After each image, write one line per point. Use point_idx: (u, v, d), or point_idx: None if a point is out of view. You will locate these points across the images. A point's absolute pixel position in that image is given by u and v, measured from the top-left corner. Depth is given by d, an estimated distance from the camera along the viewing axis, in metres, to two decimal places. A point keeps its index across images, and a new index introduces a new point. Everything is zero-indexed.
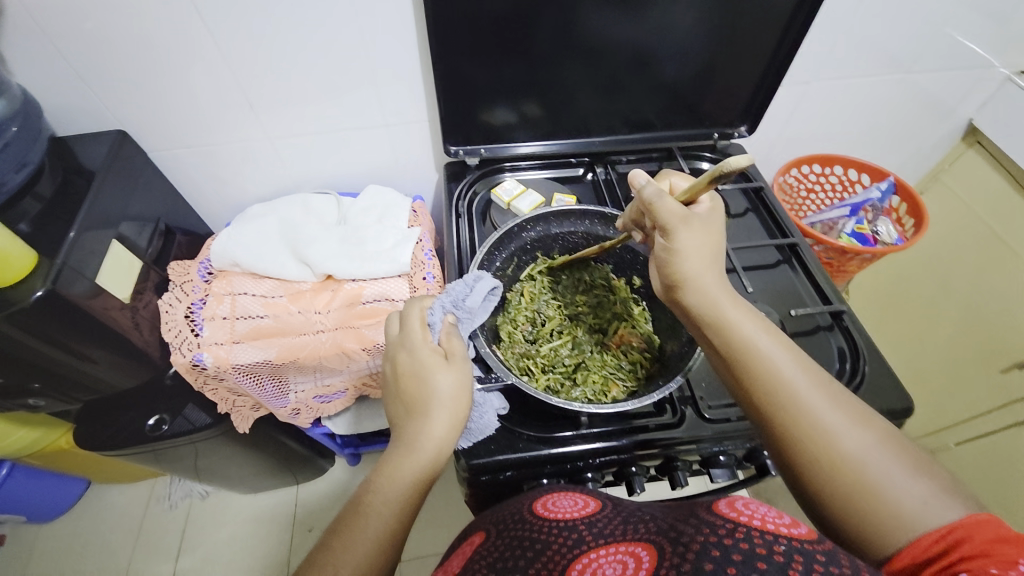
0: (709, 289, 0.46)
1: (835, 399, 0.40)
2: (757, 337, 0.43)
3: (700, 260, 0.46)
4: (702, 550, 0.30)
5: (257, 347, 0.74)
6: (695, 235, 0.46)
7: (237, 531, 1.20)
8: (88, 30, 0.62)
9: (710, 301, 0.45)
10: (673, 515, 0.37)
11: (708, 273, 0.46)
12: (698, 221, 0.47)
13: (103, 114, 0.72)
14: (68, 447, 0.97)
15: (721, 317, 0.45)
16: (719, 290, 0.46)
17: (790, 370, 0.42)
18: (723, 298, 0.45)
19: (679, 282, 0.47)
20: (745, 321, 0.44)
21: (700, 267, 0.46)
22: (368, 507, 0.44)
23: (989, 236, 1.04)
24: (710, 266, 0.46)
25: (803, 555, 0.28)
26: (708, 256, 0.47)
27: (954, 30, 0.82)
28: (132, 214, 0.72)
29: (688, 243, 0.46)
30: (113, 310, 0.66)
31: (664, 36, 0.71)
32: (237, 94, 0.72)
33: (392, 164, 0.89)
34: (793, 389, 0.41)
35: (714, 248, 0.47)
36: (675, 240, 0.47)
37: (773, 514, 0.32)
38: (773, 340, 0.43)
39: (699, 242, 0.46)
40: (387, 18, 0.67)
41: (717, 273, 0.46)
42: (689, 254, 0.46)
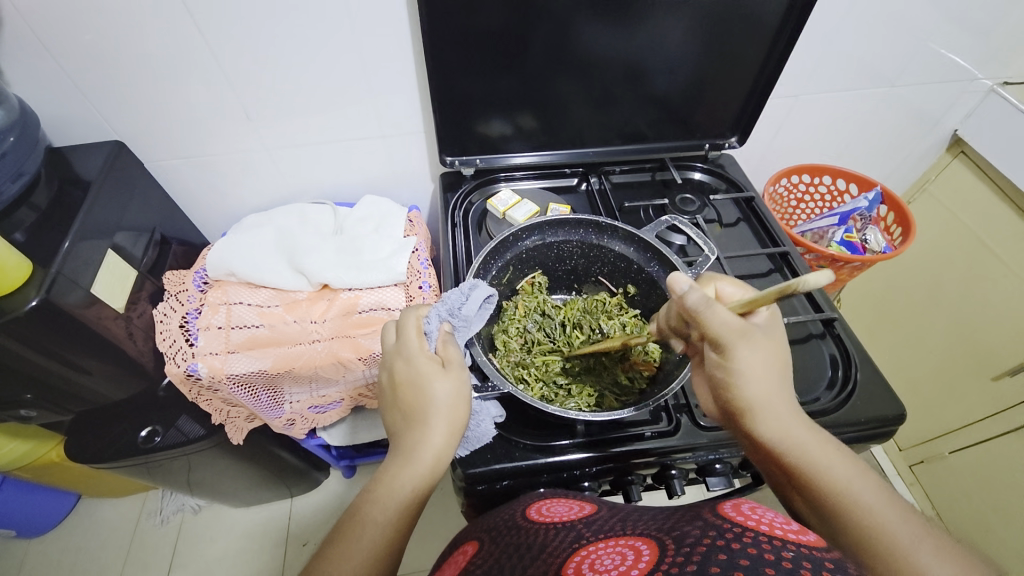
0: (779, 416, 0.44)
1: (947, 552, 0.36)
2: (840, 472, 0.41)
3: (764, 379, 0.45)
4: (708, 553, 0.30)
5: (252, 356, 0.74)
6: (757, 354, 0.45)
7: (229, 545, 1.18)
8: (87, 42, 0.62)
9: (785, 430, 0.44)
10: (673, 518, 0.37)
11: (774, 394, 0.45)
12: (757, 335, 0.46)
13: (100, 124, 0.72)
14: (59, 460, 0.96)
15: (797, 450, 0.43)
16: (790, 418, 0.44)
17: (889, 518, 0.38)
18: (800, 429, 0.44)
19: (745, 408, 0.45)
20: (827, 457, 0.42)
21: (765, 391, 0.45)
22: (365, 515, 0.43)
23: (977, 244, 1.06)
24: (775, 388, 0.45)
25: (812, 561, 0.29)
26: (776, 380, 0.45)
27: (936, 44, 0.84)
28: (127, 224, 0.73)
29: (750, 362, 0.45)
30: (108, 320, 0.65)
31: (656, 49, 0.72)
32: (234, 105, 0.73)
33: (387, 174, 0.89)
34: (900, 541, 0.37)
35: (777, 366, 0.46)
36: (734, 358, 0.45)
37: (780, 521, 0.33)
38: (861, 477, 0.41)
39: (763, 361, 0.45)
40: (383, 32, 0.68)
41: (783, 395, 0.45)
42: (751, 374, 0.45)
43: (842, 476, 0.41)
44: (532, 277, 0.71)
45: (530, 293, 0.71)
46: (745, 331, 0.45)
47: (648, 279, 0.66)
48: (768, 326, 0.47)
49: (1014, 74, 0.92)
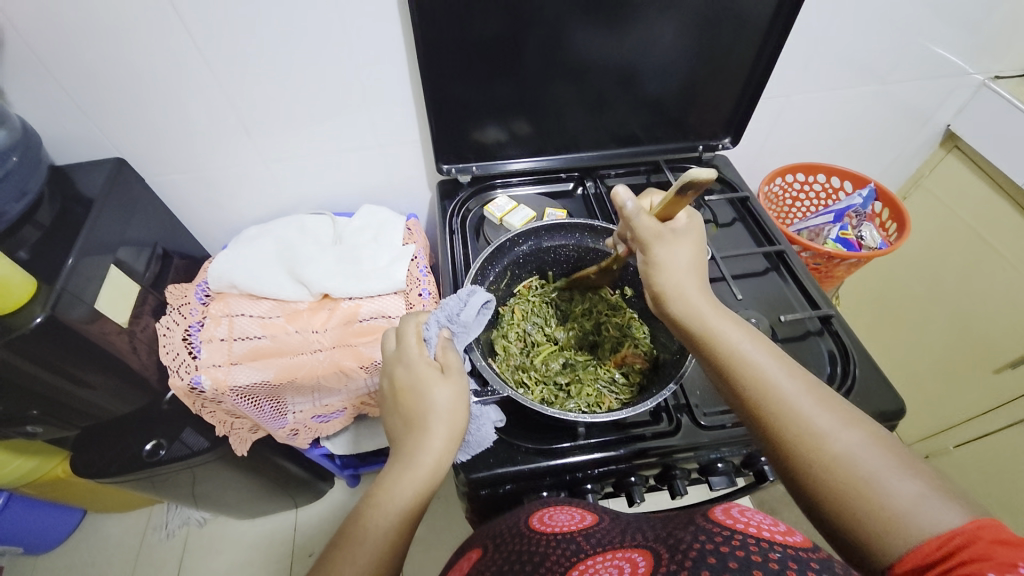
0: (693, 302, 0.48)
1: (820, 399, 0.40)
2: (742, 343, 0.45)
3: (683, 271, 0.49)
4: (699, 556, 0.31)
5: (255, 368, 0.75)
6: (678, 249, 0.49)
7: (235, 558, 1.18)
8: (86, 62, 0.63)
9: (696, 313, 0.47)
10: (671, 525, 0.37)
11: (693, 283, 0.48)
12: (676, 235, 0.50)
13: (100, 141, 0.73)
14: (64, 476, 0.97)
15: (709, 327, 0.46)
16: (703, 301, 0.48)
17: (777, 375, 0.42)
18: (708, 307, 0.47)
19: (664, 296, 0.49)
20: (728, 328, 0.46)
21: (685, 280, 0.49)
22: (367, 519, 0.44)
23: (973, 237, 1.07)
24: (693, 277, 0.49)
25: (797, 562, 0.29)
26: (690, 270, 0.49)
27: (924, 39, 0.85)
28: (129, 239, 0.73)
29: (672, 256, 0.49)
30: (111, 335, 0.66)
31: (647, 53, 0.73)
32: (232, 118, 0.74)
33: (385, 184, 0.90)
34: (787, 397, 0.41)
35: (696, 261, 0.50)
36: (657, 255, 0.49)
37: (767, 523, 0.33)
38: (761, 347, 0.44)
39: (679, 255, 0.49)
40: (378, 44, 0.69)
41: (699, 283, 0.49)
42: (671, 269, 0.49)
43: (745, 347, 0.44)
44: (528, 281, 0.72)
45: (526, 296, 0.71)
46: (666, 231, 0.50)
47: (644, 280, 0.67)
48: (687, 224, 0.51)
49: (1006, 68, 0.93)
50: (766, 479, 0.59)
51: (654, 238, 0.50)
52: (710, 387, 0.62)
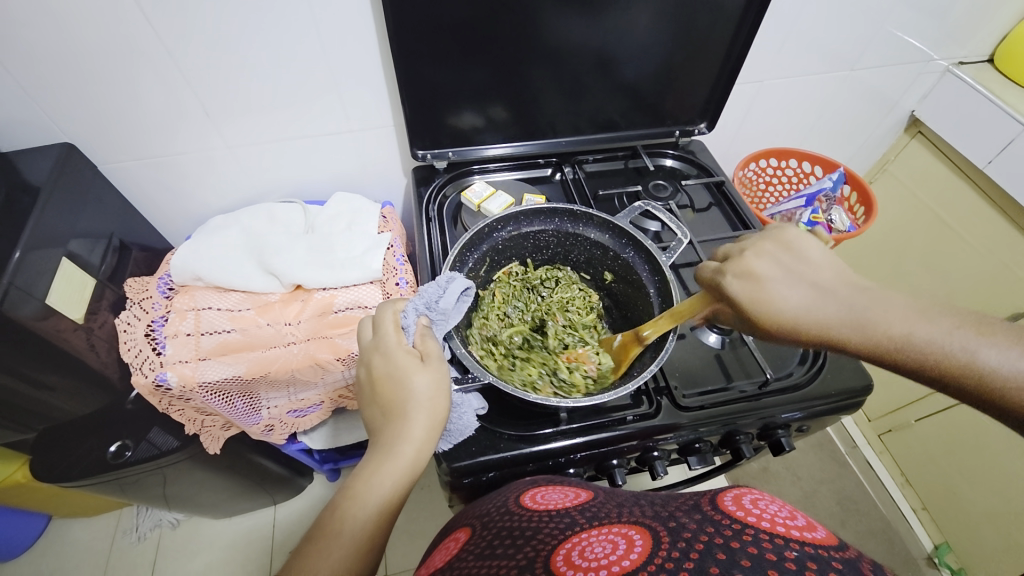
0: (811, 312, 0.44)
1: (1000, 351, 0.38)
2: (873, 304, 0.43)
3: (781, 276, 0.46)
4: (705, 550, 0.31)
5: (225, 363, 0.72)
6: (764, 261, 0.47)
7: (211, 558, 1.15)
8: (28, 41, 0.59)
9: (824, 320, 0.44)
10: (670, 505, 0.38)
11: (805, 284, 0.45)
12: (774, 277, 0.46)
13: (47, 126, 0.68)
14: (25, 481, 0.92)
15: (847, 323, 0.43)
16: (821, 304, 0.44)
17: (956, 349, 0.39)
18: (855, 314, 0.43)
19: (805, 328, 0.45)
20: (887, 319, 0.42)
21: (788, 294, 0.45)
22: (344, 511, 0.43)
23: (935, 219, 1.12)
24: (796, 276, 0.46)
25: (817, 561, 0.29)
26: (786, 285, 0.46)
27: (893, 26, 0.87)
28: (82, 231, 0.69)
29: (760, 271, 0.47)
30: (67, 332, 0.63)
31: (624, 38, 0.72)
32: (192, 100, 0.70)
33: (357, 169, 0.87)
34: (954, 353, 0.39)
35: (790, 260, 0.47)
36: (747, 275, 0.47)
37: (784, 515, 0.33)
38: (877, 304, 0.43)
39: (770, 270, 0.47)
40: (347, 25, 0.67)
41: (806, 284, 0.45)
42: (767, 287, 0.46)
43: (886, 318, 0.42)
44: (509, 266, 0.71)
45: (506, 280, 0.70)
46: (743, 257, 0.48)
47: (623, 265, 0.67)
48: (772, 228, 0.50)
49: (968, 54, 0.96)
50: (742, 457, 0.60)
51: (736, 272, 0.48)
52: (688, 369, 0.63)
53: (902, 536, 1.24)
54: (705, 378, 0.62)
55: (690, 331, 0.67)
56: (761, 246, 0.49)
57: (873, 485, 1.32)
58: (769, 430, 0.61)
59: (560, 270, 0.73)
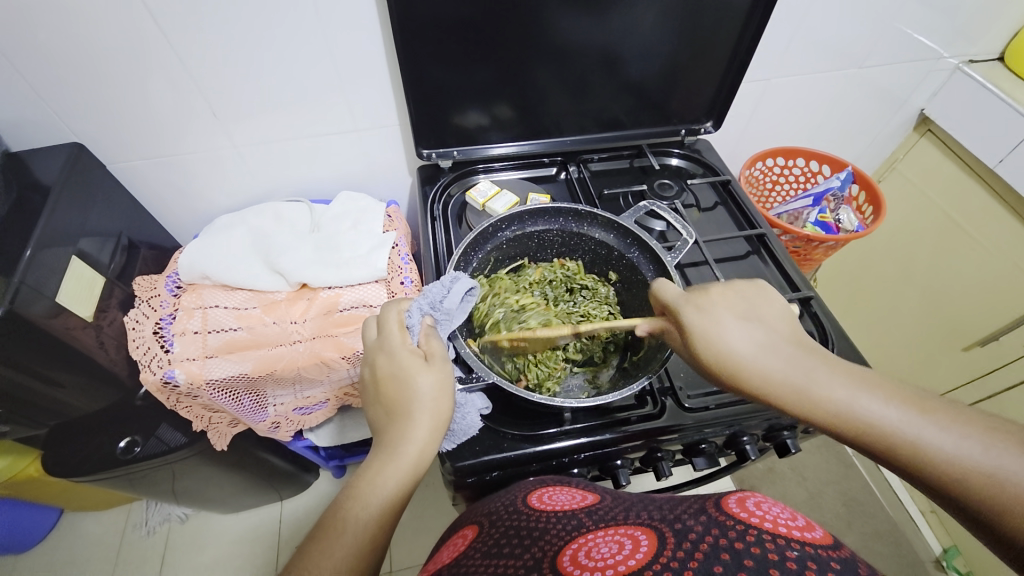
0: (755, 359, 0.45)
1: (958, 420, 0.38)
2: (815, 362, 0.44)
3: (737, 322, 0.47)
4: (711, 552, 0.31)
5: (232, 361, 0.72)
6: (723, 302, 0.49)
7: (218, 553, 1.16)
8: (38, 42, 0.59)
9: (767, 371, 0.44)
10: (677, 508, 0.38)
11: (758, 333, 0.47)
12: (730, 318, 0.48)
13: (57, 125, 0.68)
14: (36, 476, 0.93)
15: (788, 375, 0.44)
16: (767, 354, 0.45)
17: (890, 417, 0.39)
18: (799, 370, 0.44)
19: (750, 377, 0.45)
20: (827, 379, 0.42)
21: (740, 337, 0.46)
22: (348, 510, 0.43)
23: (944, 218, 1.10)
24: (750, 324, 0.47)
25: (817, 561, 0.29)
26: (740, 330, 0.47)
27: (903, 24, 0.86)
28: (91, 230, 0.70)
29: (717, 310, 0.48)
30: (76, 330, 0.63)
31: (629, 37, 0.72)
32: (199, 100, 0.70)
33: (364, 169, 0.88)
34: (884, 423, 0.39)
35: (745, 308, 0.48)
36: (705, 310, 0.48)
37: (784, 516, 0.33)
38: (823, 364, 0.44)
39: (726, 312, 0.48)
40: (353, 27, 0.67)
41: (758, 333, 0.47)
42: (721, 325, 0.47)
43: (822, 378, 0.43)
44: (566, 260, 0.72)
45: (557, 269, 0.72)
46: (706, 296, 0.49)
47: (628, 265, 0.67)
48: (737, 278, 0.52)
49: (978, 52, 0.95)
50: (747, 459, 0.60)
51: (695, 306, 0.49)
52: (693, 369, 0.63)
53: (910, 539, 1.23)
54: None
55: None
56: (725, 287, 0.50)
57: (880, 487, 1.31)
58: (775, 431, 0.61)
59: (603, 286, 0.71)
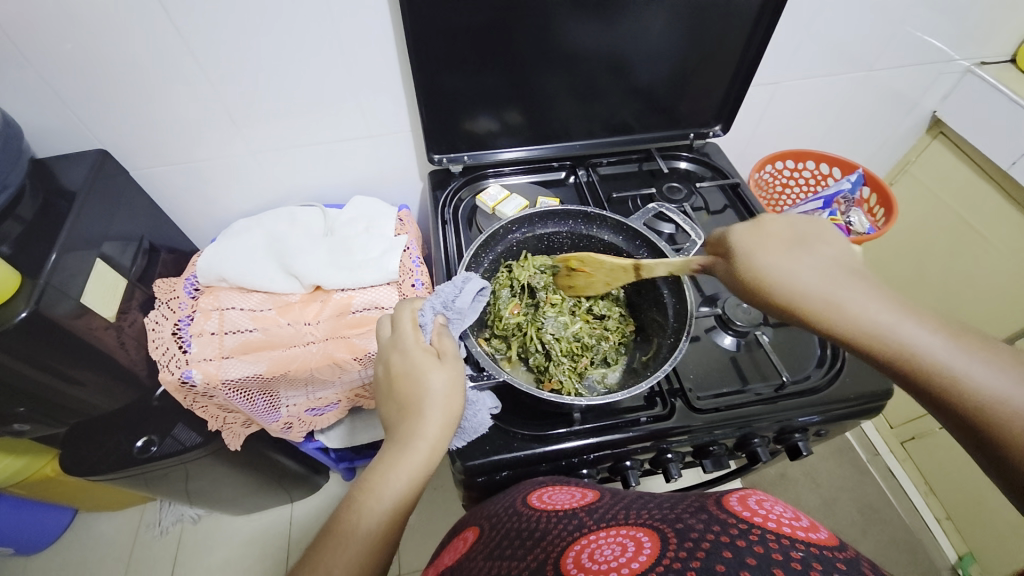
0: (799, 281, 0.43)
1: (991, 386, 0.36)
2: (861, 290, 0.41)
3: (783, 242, 0.46)
4: (712, 550, 0.31)
5: (247, 361, 0.74)
6: (776, 228, 0.47)
7: (230, 554, 1.17)
8: (66, 53, 0.62)
9: (806, 292, 0.43)
10: (677, 507, 0.39)
11: (807, 251, 0.45)
12: (778, 245, 0.46)
13: (82, 132, 0.71)
14: (55, 475, 0.95)
15: (828, 290, 0.42)
16: (810, 272, 0.43)
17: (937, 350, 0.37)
18: (850, 293, 0.41)
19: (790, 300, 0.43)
20: (875, 306, 0.40)
21: (785, 262, 0.45)
22: (360, 504, 0.44)
23: (958, 221, 1.09)
24: (798, 243, 0.46)
25: (821, 561, 0.29)
26: (785, 251, 0.45)
27: (912, 26, 0.86)
28: (114, 234, 0.72)
29: (767, 237, 0.47)
30: (98, 330, 0.65)
31: (637, 43, 0.73)
32: (217, 108, 0.72)
33: (377, 174, 0.90)
34: (921, 350, 0.38)
35: (798, 235, 0.46)
36: (753, 236, 0.47)
37: (788, 516, 0.33)
38: (872, 295, 0.41)
39: (776, 238, 0.47)
40: (366, 37, 0.69)
41: (806, 252, 0.45)
42: (764, 249, 0.46)
43: (863, 295, 0.41)
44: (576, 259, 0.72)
45: None
46: (750, 223, 0.49)
47: None
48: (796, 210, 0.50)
49: (992, 53, 0.94)
50: (758, 461, 0.59)
51: (745, 232, 0.48)
52: (702, 371, 0.63)
53: (926, 547, 1.20)
54: (719, 380, 0.62)
55: (704, 333, 0.66)
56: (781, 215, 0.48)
57: (896, 494, 1.28)
58: (786, 434, 0.60)
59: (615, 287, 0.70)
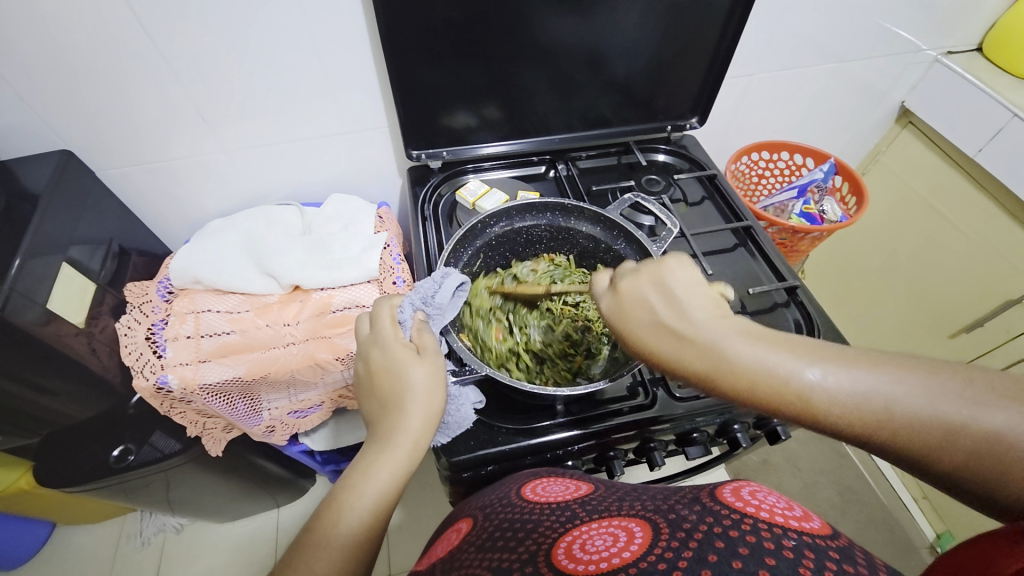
0: (689, 359, 0.38)
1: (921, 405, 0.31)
2: (755, 347, 0.36)
3: (645, 305, 0.41)
4: (705, 539, 0.32)
5: (225, 364, 0.72)
6: (641, 294, 0.41)
7: (215, 563, 1.15)
8: (22, 50, 0.59)
9: (700, 369, 0.37)
10: (670, 499, 0.39)
11: (668, 315, 0.40)
12: (652, 315, 0.40)
13: (45, 132, 0.68)
14: (29, 488, 0.93)
15: (702, 359, 0.37)
16: (693, 347, 0.38)
17: (853, 393, 0.33)
18: (744, 355, 0.36)
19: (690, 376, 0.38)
20: (774, 361, 0.35)
21: (665, 338, 0.39)
22: (342, 501, 0.43)
23: (927, 208, 1.12)
24: (658, 307, 0.40)
25: (814, 551, 0.30)
26: (661, 323, 0.40)
27: (881, 18, 0.88)
28: (81, 237, 0.70)
29: (640, 308, 0.41)
30: (68, 337, 0.63)
31: (613, 38, 0.73)
32: (188, 106, 0.70)
33: (356, 171, 0.88)
34: (829, 397, 0.33)
35: (666, 296, 0.40)
36: (624, 308, 0.42)
37: (782, 507, 0.34)
38: (769, 343, 0.36)
39: (649, 307, 0.41)
40: (341, 31, 0.68)
41: (668, 317, 0.40)
42: (642, 324, 0.41)
43: (739, 352, 0.36)
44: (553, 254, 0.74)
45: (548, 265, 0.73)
46: (616, 290, 0.43)
47: (615, 257, 0.68)
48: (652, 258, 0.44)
49: (957, 44, 0.97)
50: (739, 447, 0.61)
51: (614, 304, 0.43)
52: None
53: (904, 527, 1.24)
54: None
55: None
56: (641, 272, 0.42)
57: (874, 475, 1.32)
58: (765, 419, 0.61)
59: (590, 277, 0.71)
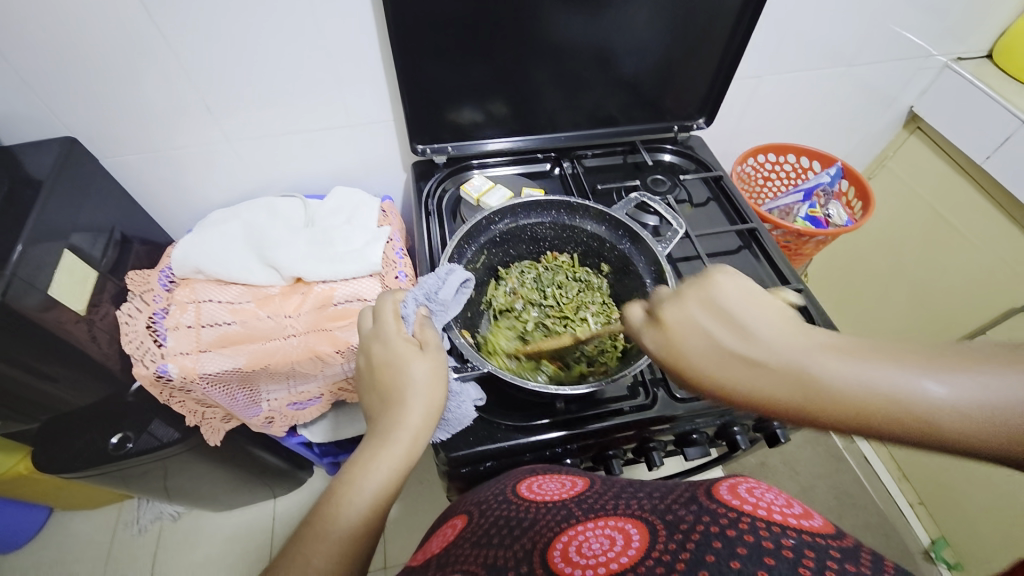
0: (771, 392, 0.31)
1: None
2: (840, 363, 0.30)
3: (698, 330, 0.35)
4: (703, 540, 0.31)
5: (225, 355, 0.72)
6: (687, 322, 0.35)
7: (211, 552, 1.16)
8: (28, 36, 0.59)
9: (784, 401, 0.31)
10: (668, 498, 0.39)
11: (731, 341, 0.33)
12: (709, 347, 0.34)
13: (50, 118, 0.68)
14: (28, 473, 0.93)
15: (787, 388, 0.31)
16: (770, 379, 0.31)
17: (984, 403, 0.27)
18: (838, 375, 0.30)
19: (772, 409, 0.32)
20: (876, 378, 0.29)
21: (730, 372, 0.33)
22: (341, 496, 0.43)
23: (933, 214, 1.12)
24: (715, 331, 0.34)
25: (814, 550, 0.29)
26: (724, 356, 0.33)
27: (892, 23, 0.88)
28: (84, 224, 0.70)
29: (691, 341, 0.35)
30: (69, 325, 0.63)
31: (622, 36, 0.73)
32: (194, 97, 0.70)
33: (360, 164, 0.88)
34: (951, 412, 0.27)
35: (722, 320, 0.34)
36: (671, 341, 0.36)
37: (780, 504, 0.34)
38: (860, 353, 0.30)
39: (700, 338, 0.35)
40: (349, 25, 0.68)
41: (732, 344, 0.33)
42: (701, 359, 0.34)
43: (834, 372, 0.30)
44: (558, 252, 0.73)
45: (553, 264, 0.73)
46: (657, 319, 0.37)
47: (620, 256, 0.67)
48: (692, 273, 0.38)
49: (968, 50, 0.96)
50: (738, 449, 0.61)
51: (658, 338, 0.37)
52: None
53: (900, 534, 1.24)
54: None
55: None
56: (683, 294, 0.36)
57: (871, 480, 1.32)
58: (765, 423, 0.61)
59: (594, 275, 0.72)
